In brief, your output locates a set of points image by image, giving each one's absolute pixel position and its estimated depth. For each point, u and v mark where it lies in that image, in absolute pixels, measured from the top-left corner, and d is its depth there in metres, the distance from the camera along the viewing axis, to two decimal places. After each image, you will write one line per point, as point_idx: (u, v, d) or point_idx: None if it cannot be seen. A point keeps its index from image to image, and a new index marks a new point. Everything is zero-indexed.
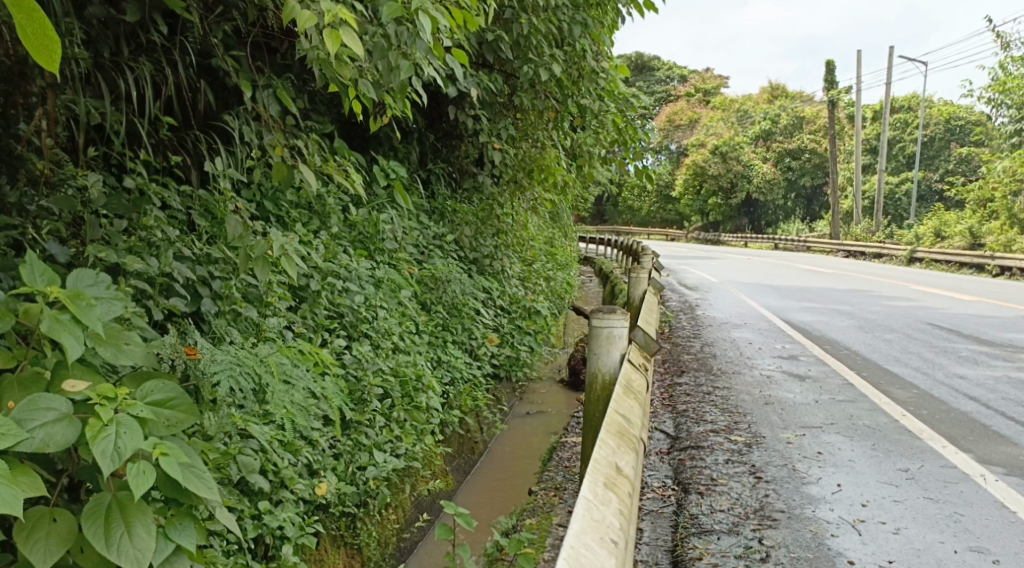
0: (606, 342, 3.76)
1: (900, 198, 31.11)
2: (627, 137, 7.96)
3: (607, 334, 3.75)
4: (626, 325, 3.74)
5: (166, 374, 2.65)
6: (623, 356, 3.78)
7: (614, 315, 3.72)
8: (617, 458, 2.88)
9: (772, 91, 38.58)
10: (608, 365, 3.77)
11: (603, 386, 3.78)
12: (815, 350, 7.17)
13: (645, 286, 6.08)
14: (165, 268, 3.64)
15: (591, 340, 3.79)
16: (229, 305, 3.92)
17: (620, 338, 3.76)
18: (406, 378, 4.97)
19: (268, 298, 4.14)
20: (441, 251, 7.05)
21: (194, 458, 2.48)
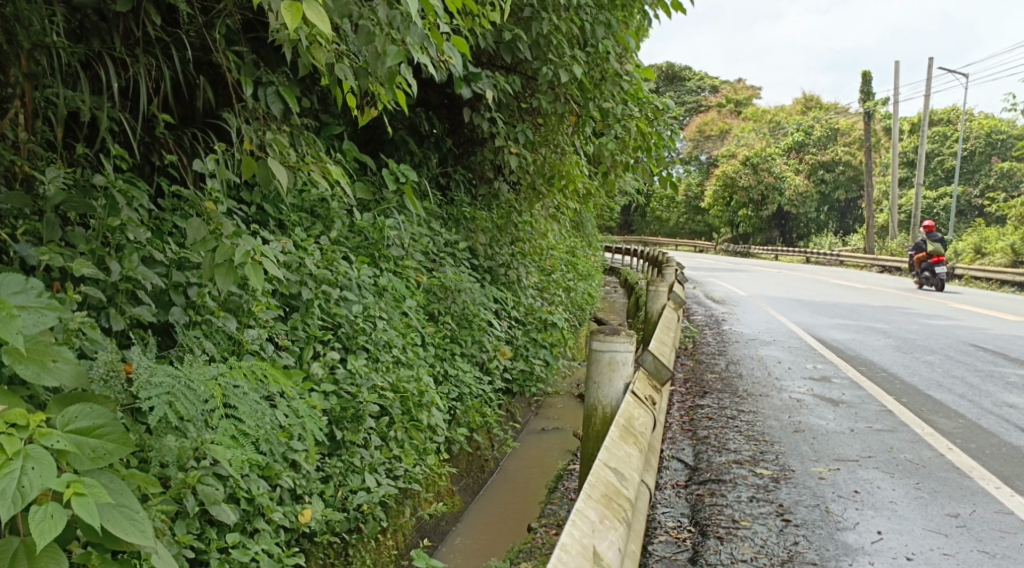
0: (607, 366, 3.44)
1: (935, 213, 30.35)
2: (651, 142, 7.47)
3: (608, 358, 3.43)
4: (629, 349, 3.43)
5: (100, 394, 2.49)
6: (625, 385, 3.46)
7: (616, 339, 3.40)
8: (597, 539, 2.50)
9: (806, 102, 37.95)
10: (610, 393, 3.46)
11: (603, 417, 3.47)
12: (850, 372, 6.76)
13: (665, 299, 5.74)
14: (128, 273, 3.31)
15: (592, 365, 3.48)
16: (204, 315, 3.60)
17: (623, 363, 3.44)
18: (407, 395, 4.63)
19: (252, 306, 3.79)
20: (454, 260, 6.73)
21: (126, 496, 2.31)
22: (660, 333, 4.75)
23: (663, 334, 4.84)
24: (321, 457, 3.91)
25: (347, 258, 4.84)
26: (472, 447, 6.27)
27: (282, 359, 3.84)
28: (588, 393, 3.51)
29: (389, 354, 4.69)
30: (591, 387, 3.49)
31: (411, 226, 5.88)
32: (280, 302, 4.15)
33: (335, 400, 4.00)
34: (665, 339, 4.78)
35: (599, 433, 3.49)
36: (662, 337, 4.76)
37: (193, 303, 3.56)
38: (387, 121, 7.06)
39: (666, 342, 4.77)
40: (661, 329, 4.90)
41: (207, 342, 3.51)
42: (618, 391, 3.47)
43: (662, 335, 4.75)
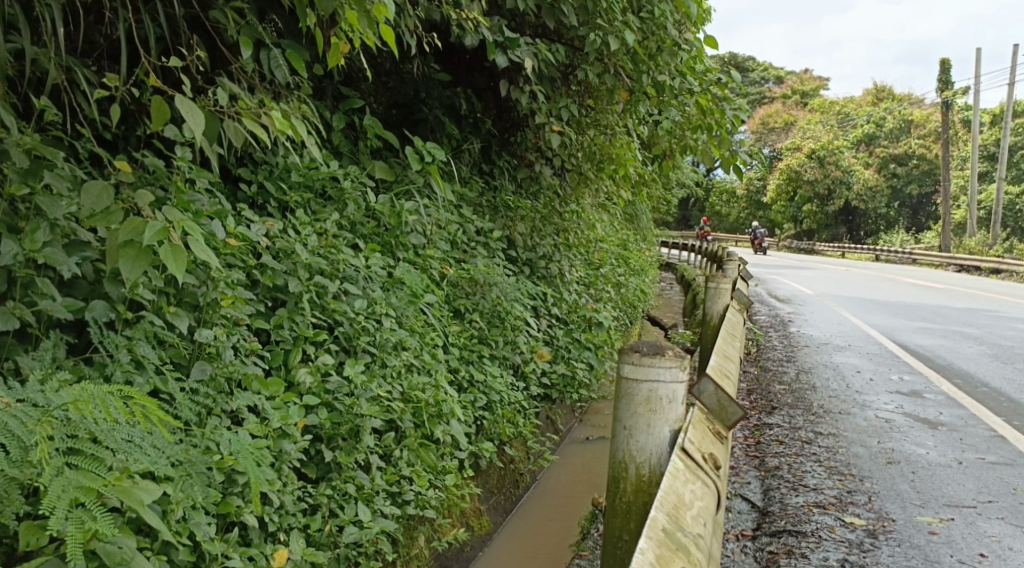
0: (644, 404, 2.80)
1: (1017, 210, 28.67)
2: (715, 121, 6.65)
3: (645, 393, 2.79)
4: (671, 379, 2.77)
5: None
6: (667, 426, 2.80)
7: (656, 363, 2.75)
8: None
9: (875, 93, 36.29)
10: (649, 440, 2.82)
11: (641, 473, 2.82)
12: (942, 385, 5.90)
13: (728, 299, 4.97)
14: (23, 256, 2.71)
15: (624, 403, 2.84)
16: (137, 313, 2.93)
17: (665, 398, 2.79)
18: (420, 406, 3.95)
19: (215, 301, 3.09)
20: (488, 252, 6.02)
21: None
22: (722, 340, 4.02)
23: (726, 339, 4.09)
24: (305, 483, 3.23)
25: (356, 244, 4.16)
26: (504, 460, 5.57)
27: (254, 366, 3.14)
28: (619, 442, 2.87)
29: (400, 359, 4.00)
30: (622, 433, 2.85)
31: (437, 212, 5.19)
32: (262, 295, 3.44)
33: (325, 415, 3.30)
34: (728, 347, 4.02)
35: (633, 498, 2.84)
36: (726, 346, 4.02)
37: (129, 297, 2.89)
38: (418, 96, 6.35)
39: (731, 351, 4.03)
40: (725, 335, 4.15)
41: (144, 346, 2.84)
42: (664, 435, 2.81)
43: (725, 342, 4.01)
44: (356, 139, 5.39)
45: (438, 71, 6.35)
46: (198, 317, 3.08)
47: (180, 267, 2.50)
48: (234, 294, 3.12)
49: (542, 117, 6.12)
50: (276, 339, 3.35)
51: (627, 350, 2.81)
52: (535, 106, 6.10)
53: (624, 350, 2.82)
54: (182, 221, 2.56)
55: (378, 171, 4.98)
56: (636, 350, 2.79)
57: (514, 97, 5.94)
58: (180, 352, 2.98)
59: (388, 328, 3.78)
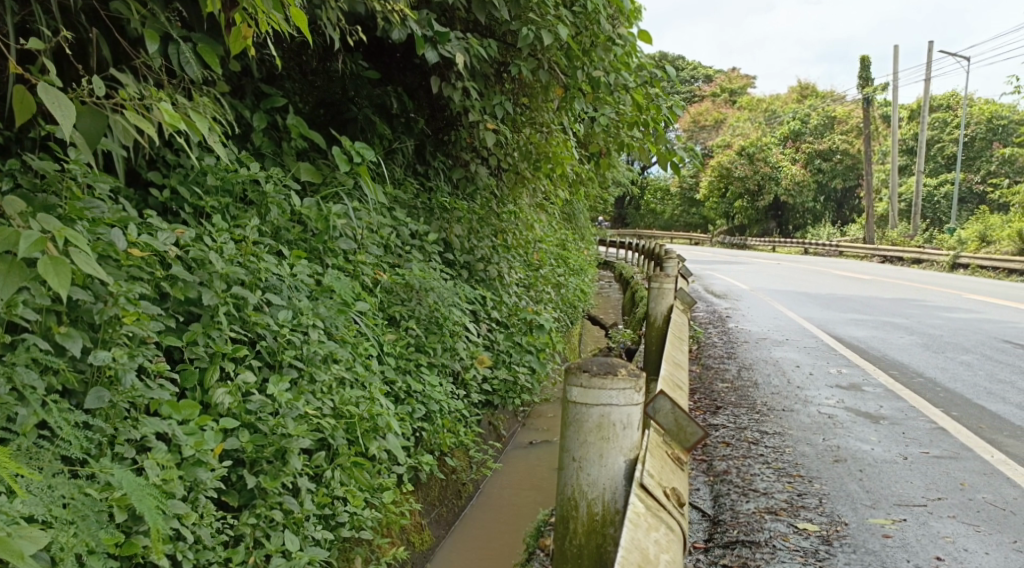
0: (595, 431, 2.67)
1: (938, 201, 29.52)
2: (650, 117, 6.59)
3: (596, 418, 2.65)
4: (624, 403, 2.64)
5: None
6: (621, 455, 2.67)
7: (609, 386, 2.62)
8: None
9: (802, 90, 36.98)
10: (602, 471, 2.68)
11: (593, 510, 2.69)
12: (881, 377, 5.90)
13: (672, 300, 4.86)
14: None
15: (573, 430, 2.70)
16: (22, 337, 2.67)
17: (618, 424, 2.65)
18: (355, 421, 3.74)
19: (108, 320, 2.81)
20: (423, 256, 5.82)
21: None
22: (670, 344, 3.89)
23: (673, 342, 3.97)
24: (227, 512, 3.00)
25: (282, 251, 3.94)
26: (446, 471, 5.38)
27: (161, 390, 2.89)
28: (568, 474, 2.72)
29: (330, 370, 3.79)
30: (572, 465, 2.71)
31: (368, 215, 4.98)
32: (174, 309, 3.19)
33: (247, 438, 3.07)
34: (675, 350, 3.89)
35: (585, 534, 2.70)
36: (673, 348, 3.89)
37: (10, 318, 2.62)
38: (347, 95, 6.13)
39: (680, 353, 3.90)
40: (673, 338, 4.02)
41: (33, 373, 2.59)
42: (618, 464, 2.68)
43: (672, 346, 3.89)
44: (280, 139, 5.14)
45: (365, 68, 6.14)
46: (96, 337, 2.81)
47: (63, 282, 2.35)
48: (139, 311, 2.86)
49: (474, 115, 5.92)
50: (192, 357, 3.11)
51: (576, 369, 2.66)
52: (467, 103, 5.91)
53: (571, 368, 2.68)
54: (64, 231, 2.45)
55: (303, 172, 4.74)
56: (585, 369, 2.65)
57: (445, 94, 5.75)
58: (74, 379, 2.71)
59: (317, 339, 3.56)
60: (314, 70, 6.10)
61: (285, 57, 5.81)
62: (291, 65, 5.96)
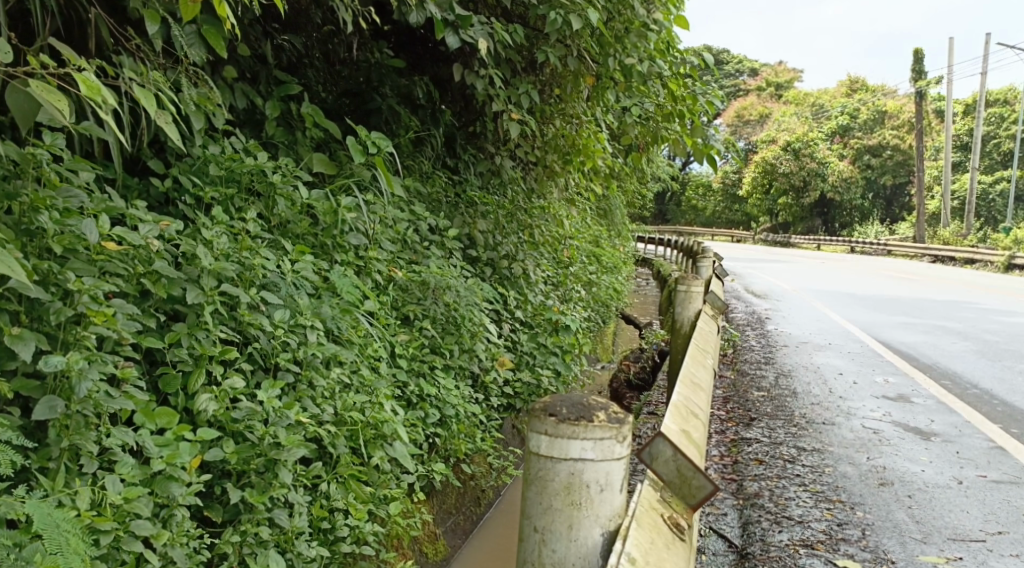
0: (562, 494, 2.44)
1: (991, 199, 28.58)
2: (686, 108, 6.27)
3: (564, 476, 2.43)
4: (595, 460, 2.41)
5: None
6: (587, 523, 2.42)
7: (577, 440, 2.39)
8: None
9: (849, 84, 36.07)
10: (568, 539, 2.44)
11: None
12: (930, 388, 5.51)
13: (699, 306, 4.54)
14: None
15: (537, 491, 2.47)
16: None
17: (587, 485, 2.42)
18: (358, 428, 3.50)
19: (71, 326, 2.63)
20: (444, 251, 5.57)
21: None
22: (690, 360, 3.53)
23: (695, 357, 3.63)
24: (209, 529, 2.77)
25: (284, 245, 3.70)
26: (462, 478, 5.13)
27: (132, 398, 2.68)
28: (530, 546, 2.49)
29: (330, 375, 3.54)
30: (534, 535, 2.48)
31: (383, 209, 4.74)
32: (156, 308, 2.97)
33: (231, 448, 2.83)
34: (696, 364, 3.55)
35: None
36: (694, 364, 3.55)
37: None
38: (371, 83, 5.88)
39: (703, 370, 3.57)
40: (695, 351, 3.70)
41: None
42: (590, 535, 2.44)
43: (692, 362, 3.53)
44: (294, 128, 4.90)
45: (387, 55, 5.89)
46: (60, 342, 2.62)
47: None
48: (108, 310, 2.66)
49: (499, 104, 5.63)
50: (175, 360, 2.89)
51: (543, 413, 2.44)
52: (491, 92, 5.62)
53: (536, 413, 2.46)
54: None
55: (316, 162, 4.51)
56: (553, 414, 2.42)
57: (469, 81, 5.47)
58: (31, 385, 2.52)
59: (315, 342, 3.31)
60: (336, 57, 5.86)
61: (305, 44, 5.59)
62: (313, 52, 5.73)
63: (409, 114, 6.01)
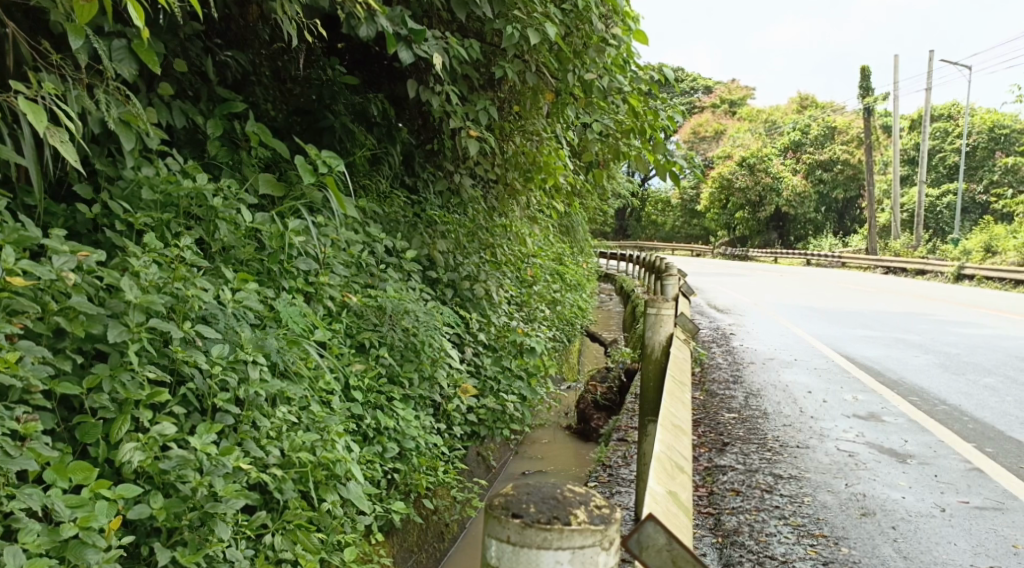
0: None
1: (940, 211, 29.06)
2: (647, 123, 6.08)
3: None
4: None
5: None
6: None
7: (547, 549, 1.87)
8: None
9: (801, 100, 36.54)
10: None
11: None
12: (901, 405, 5.38)
13: (671, 328, 4.27)
14: None
15: None
16: None
17: None
18: (307, 469, 3.25)
19: None
20: (401, 275, 5.34)
21: None
22: (669, 399, 3.21)
23: (672, 396, 3.26)
24: None
25: (224, 273, 3.45)
26: (425, 513, 4.89)
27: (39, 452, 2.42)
28: None
29: (275, 413, 3.29)
30: None
31: (335, 232, 4.50)
32: (73, 348, 2.72)
33: (160, 503, 2.57)
34: (674, 402, 3.19)
35: None
36: (671, 403, 3.19)
37: None
38: (322, 102, 5.66)
39: (680, 409, 3.20)
40: (671, 387, 3.36)
41: None
42: None
43: (671, 401, 3.18)
44: (241, 148, 4.66)
45: (338, 71, 5.67)
46: None
47: None
48: (10, 356, 2.41)
49: (455, 121, 5.38)
50: (95, 406, 2.63)
51: (504, 514, 1.92)
52: (447, 109, 5.40)
53: (494, 513, 1.93)
54: None
55: (261, 184, 4.26)
56: (518, 515, 1.91)
57: (423, 98, 5.26)
58: None
59: (258, 379, 3.07)
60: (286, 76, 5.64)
61: (253, 60, 5.35)
62: (261, 71, 5.50)
63: (363, 133, 5.79)
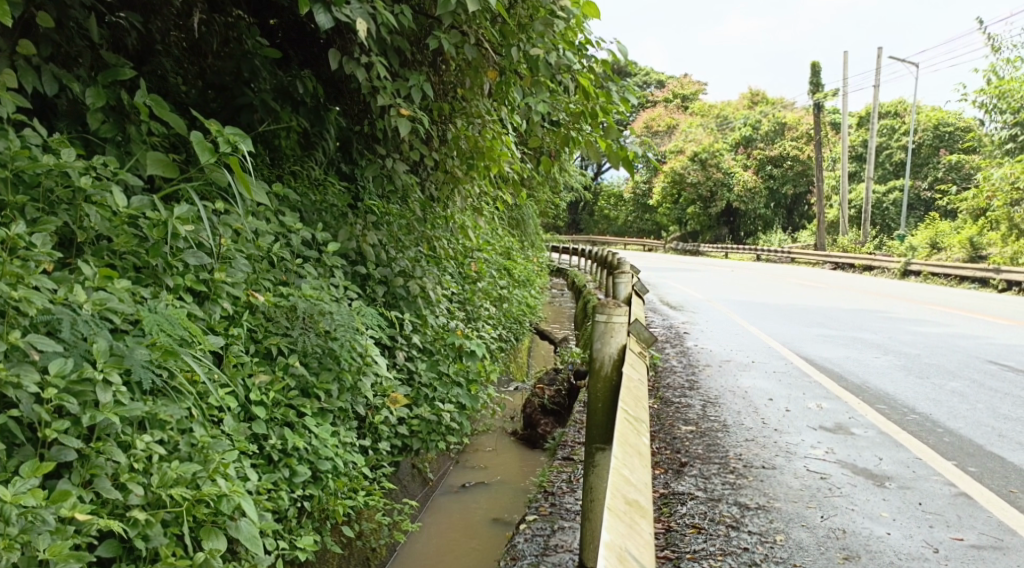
0: None
1: (885, 207, 29.17)
2: (599, 106, 5.52)
3: None
4: None
5: None
6: None
7: None
8: None
9: (752, 96, 36.48)
10: None
11: None
12: (868, 415, 4.92)
13: (623, 339, 3.38)
14: None
15: None
16: None
17: None
18: (184, 508, 2.73)
19: None
20: (322, 270, 4.75)
21: None
22: (623, 452, 2.76)
23: (626, 447, 2.81)
24: None
25: (84, 269, 2.91)
26: (346, 541, 4.35)
27: None
28: None
29: (141, 441, 2.73)
30: None
31: (238, 222, 3.91)
32: None
33: None
34: (627, 460, 2.73)
35: None
36: (625, 460, 2.74)
37: None
38: (241, 78, 5.07)
39: (637, 468, 2.76)
40: (625, 431, 2.90)
41: None
42: None
43: (624, 458, 2.73)
44: (135, 124, 4.05)
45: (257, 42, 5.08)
46: None
47: None
48: None
49: (384, 98, 4.79)
50: None
51: None
52: (375, 84, 4.81)
53: None
54: None
55: (152, 164, 3.67)
56: None
57: (347, 71, 4.66)
58: None
59: (110, 403, 2.64)
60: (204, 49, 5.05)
61: (153, 27, 4.75)
62: (171, 43, 4.91)
63: (287, 111, 5.20)
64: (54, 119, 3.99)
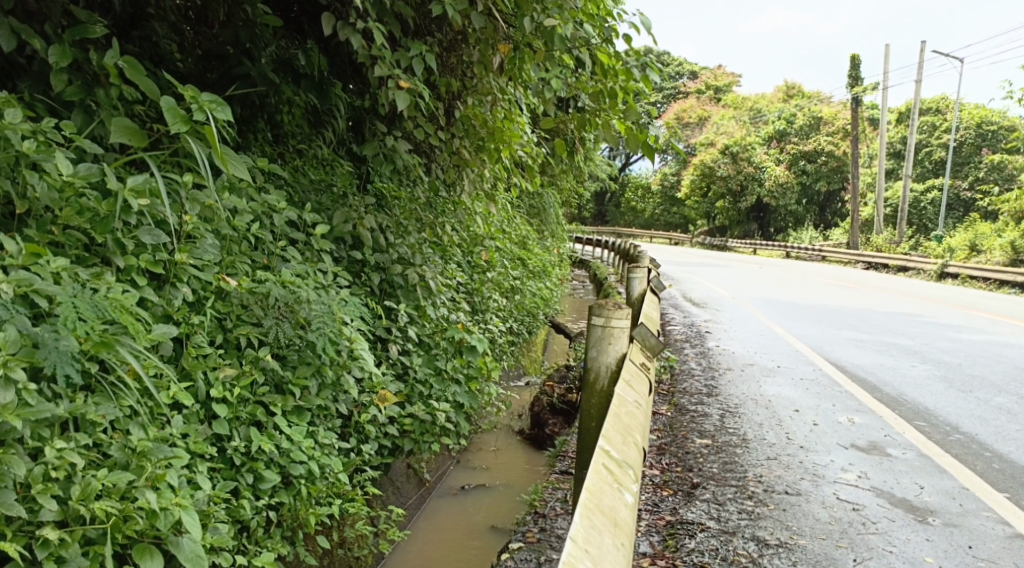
0: None
1: (922, 207, 28.35)
2: (618, 85, 5.04)
3: None
4: None
5: None
6: None
7: None
8: None
9: (787, 89, 35.64)
10: None
11: None
12: (906, 433, 4.45)
13: (621, 346, 3.31)
14: None
15: None
16: None
17: None
18: (110, 525, 2.42)
19: None
20: (309, 255, 4.36)
21: None
22: (585, 527, 2.29)
23: (591, 518, 2.33)
24: None
25: (9, 246, 2.60)
26: (322, 553, 3.97)
27: None
28: None
29: (55, 446, 2.42)
30: None
31: (210, 199, 3.52)
32: None
33: None
34: (592, 537, 2.28)
35: None
36: (588, 539, 2.27)
37: None
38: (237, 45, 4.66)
39: (603, 548, 2.28)
40: (593, 493, 2.43)
41: None
42: None
43: (584, 538, 2.25)
44: (105, 89, 3.66)
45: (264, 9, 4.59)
46: None
47: None
48: None
49: (382, 69, 4.35)
50: None
51: None
52: (373, 54, 4.38)
53: None
54: None
55: (117, 132, 3.30)
56: None
57: (341, 37, 4.24)
58: None
59: (16, 403, 2.35)
60: (208, 17, 4.61)
61: None
62: (167, 6, 4.47)
63: (287, 83, 4.77)
64: (15, 81, 3.62)
